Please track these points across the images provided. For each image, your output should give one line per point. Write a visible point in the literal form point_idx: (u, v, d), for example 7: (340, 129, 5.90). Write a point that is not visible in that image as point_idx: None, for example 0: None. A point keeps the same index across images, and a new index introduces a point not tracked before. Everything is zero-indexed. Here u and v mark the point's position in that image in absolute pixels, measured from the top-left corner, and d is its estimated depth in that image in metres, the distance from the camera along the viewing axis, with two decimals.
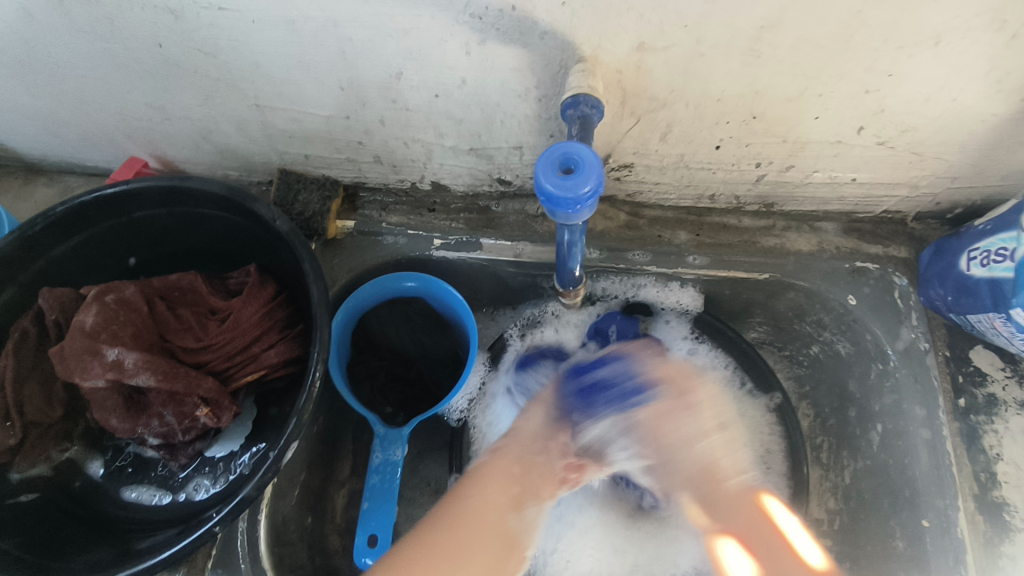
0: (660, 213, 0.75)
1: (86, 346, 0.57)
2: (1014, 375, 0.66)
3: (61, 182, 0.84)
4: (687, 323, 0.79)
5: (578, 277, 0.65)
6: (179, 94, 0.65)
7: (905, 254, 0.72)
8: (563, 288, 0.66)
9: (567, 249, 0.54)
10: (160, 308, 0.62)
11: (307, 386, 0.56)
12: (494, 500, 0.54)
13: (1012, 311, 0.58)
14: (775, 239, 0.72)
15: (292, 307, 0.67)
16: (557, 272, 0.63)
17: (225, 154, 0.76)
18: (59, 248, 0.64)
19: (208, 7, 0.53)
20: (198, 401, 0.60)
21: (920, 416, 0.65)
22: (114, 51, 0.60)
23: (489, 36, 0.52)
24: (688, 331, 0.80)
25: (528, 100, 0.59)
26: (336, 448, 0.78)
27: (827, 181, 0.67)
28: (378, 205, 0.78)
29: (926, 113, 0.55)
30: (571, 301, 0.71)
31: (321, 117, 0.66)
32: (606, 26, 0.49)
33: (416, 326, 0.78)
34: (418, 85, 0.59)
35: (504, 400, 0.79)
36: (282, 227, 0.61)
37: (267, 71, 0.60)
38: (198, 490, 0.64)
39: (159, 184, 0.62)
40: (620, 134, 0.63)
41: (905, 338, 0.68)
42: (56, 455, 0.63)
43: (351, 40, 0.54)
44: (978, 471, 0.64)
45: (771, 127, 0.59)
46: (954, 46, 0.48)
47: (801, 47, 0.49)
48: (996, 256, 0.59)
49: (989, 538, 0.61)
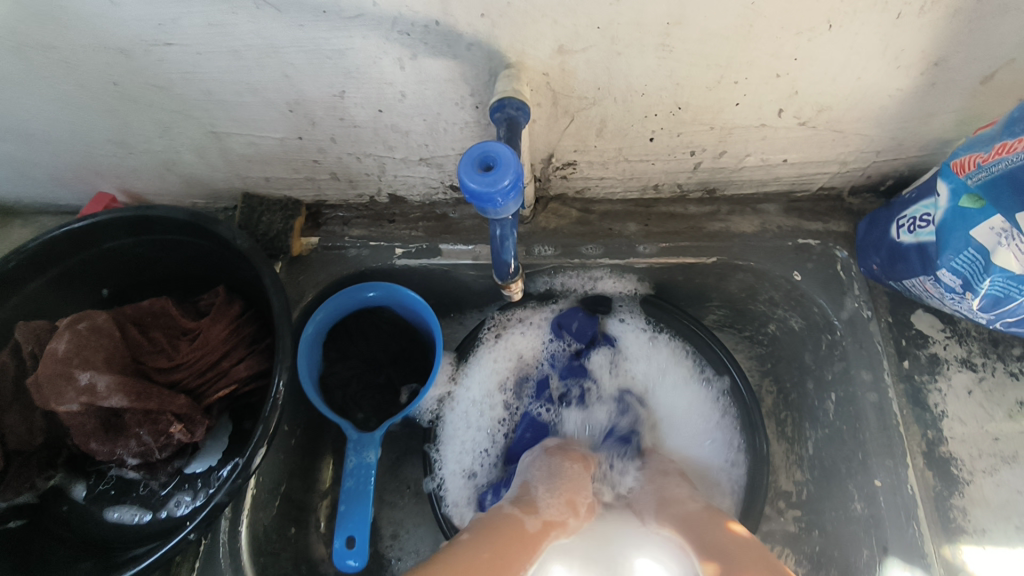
0: (610, 207, 0.78)
1: (59, 371, 0.60)
2: (954, 335, 0.69)
3: (36, 222, 0.87)
4: (641, 317, 0.83)
5: (516, 269, 0.66)
6: (138, 128, 0.68)
7: (844, 228, 0.75)
8: (502, 281, 0.67)
9: (500, 242, 0.56)
10: (133, 332, 0.65)
11: (271, 396, 0.58)
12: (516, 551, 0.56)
13: (939, 273, 0.61)
14: (720, 223, 0.75)
15: (258, 323, 0.70)
16: (494, 266, 0.63)
17: (190, 183, 0.79)
18: (33, 283, 0.66)
19: (156, 44, 0.56)
20: (172, 418, 0.63)
21: (867, 379, 0.68)
22: (71, 93, 0.63)
23: (419, 50, 0.55)
24: (644, 324, 0.84)
25: (466, 108, 0.63)
26: (316, 457, 0.80)
27: (761, 163, 0.70)
28: (340, 220, 0.81)
29: (837, 92, 0.59)
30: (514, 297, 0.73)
31: (275, 140, 0.69)
32: (525, 33, 0.53)
33: (386, 333, 0.81)
34: (361, 102, 0.63)
35: (473, 407, 0.82)
36: (243, 246, 0.64)
37: (219, 98, 0.63)
38: (179, 506, 0.66)
39: (124, 214, 0.65)
40: (558, 134, 0.66)
41: (849, 307, 0.71)
42: (42, 482, 0.66)
43: (291, 64, 0.58)
44: (926, 429, 0.66)
45: (698, 116, 0.63)
46: (848, 28, 0.51)
47: (708, 39, 0.53)
48: (920, 221, 0.62)
49: (939, 492, 0.64)
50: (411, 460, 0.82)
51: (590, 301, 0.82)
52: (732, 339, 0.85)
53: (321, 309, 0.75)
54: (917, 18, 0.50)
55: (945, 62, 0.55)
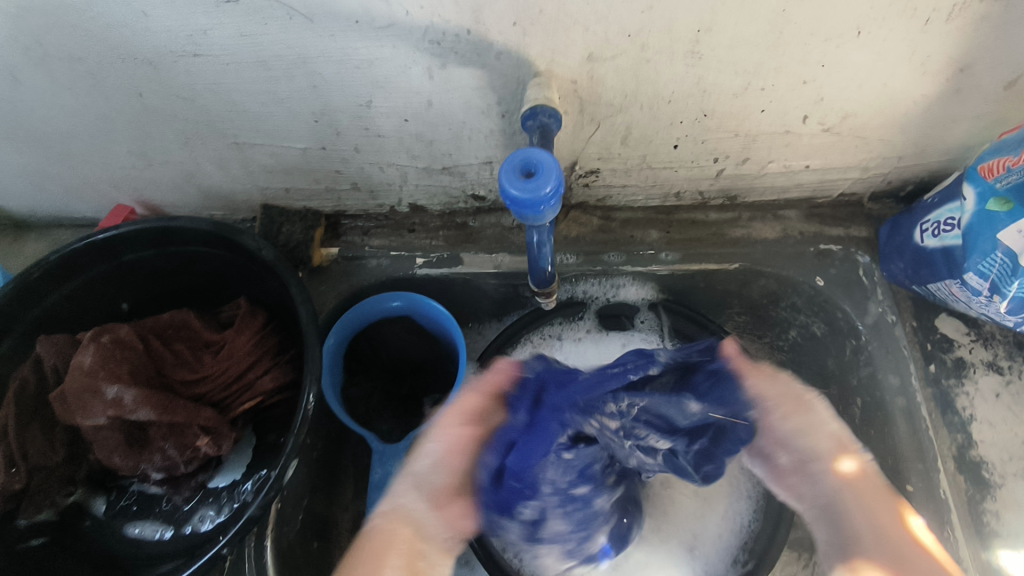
0: (631, 215, 0.78)
1: (86, 385, 0.59)
2: (979, 338, 0.70)
3: (50, 235, 0.86)
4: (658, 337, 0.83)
5: (552, 274, 0.65)
6: (160, 140, 0.68)
7: (864, 233, 0.75)
8: (539, 286, 0.67)
9: (537, 248, 0.56)
10: (155, 345, 0.64)
11: (302, 408, 0.58)
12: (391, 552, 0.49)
13: (965, 276, 0.61)
14: (741, 229, 0.76)
15: (283, 334, 0.69)
16: (529, 271, 0.63)
17: (209, 194, 0.79)
18: (53, 296, 0.65)
19: (184, 54, 0.56)
20: (198, 430, 0.62)
21: (895, 384, 0.68)
22: (94, 104, 0.63)
23: (449, 59, 0.56)
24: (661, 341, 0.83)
25: (492, 116, 0.63)
26: (338, 469, 0.79)
27: (783, 170, 0.71)
28: (359, 231, 0.81)
29: (862, 98, 0.59)
30: (548, 301, 0.73)
31: (298, 150, 0.69)
32: (556, 41, 0.53)
33: (407, 344, 0.80)
34: (387, 111, 0.63)
35: None
36: (268, 256, 0.63)
37: (243, 108, 0.63)
38: (203, 521, 0.65)
39: (145, 226, 0.65)
40: (583, 141, 0.66)
41: (872, 312, 0.71)
42: (61, 499, 0.64)
43: (320, 74, 0.58)
44: (955, 433, 0.66)
45: (723, 123, 0.63)
46: (876, 34, 0.52)
47: (737, 47, 0.53)
48: (945, 226, 0.63)
49: (971, 495, 0.64)
50: None
51: (611, 310, 0.81)
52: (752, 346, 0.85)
53: (348, 315, 0.73)
54: (944, 25, 0.51)
55: (971, 67, 0.56)
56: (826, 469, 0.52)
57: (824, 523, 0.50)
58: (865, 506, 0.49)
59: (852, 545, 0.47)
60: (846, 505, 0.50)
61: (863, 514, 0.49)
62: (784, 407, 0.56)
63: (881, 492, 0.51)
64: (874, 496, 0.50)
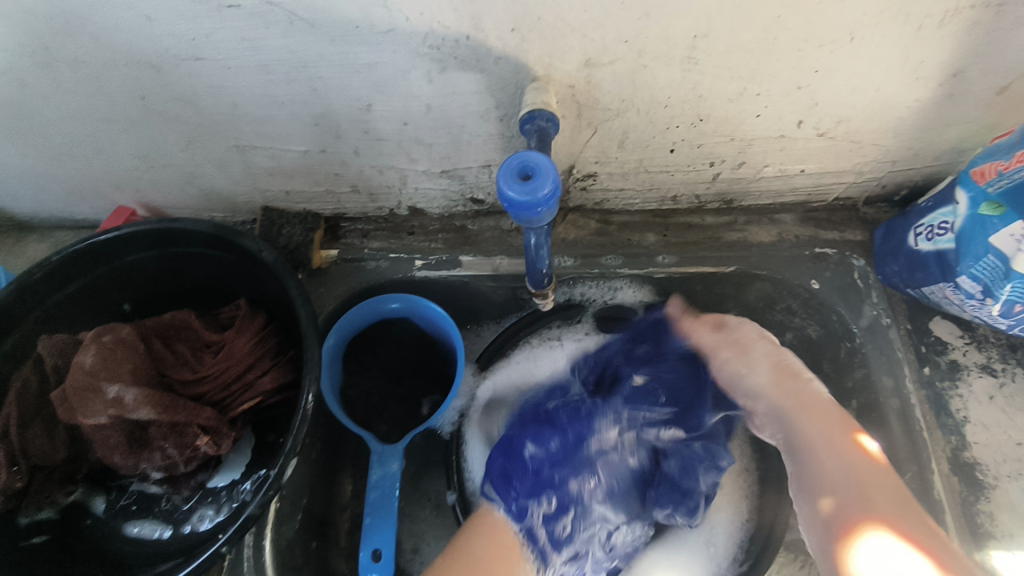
0: (628, 218, 0.79)
1: (87, 384, 0.59)
2: (973, 341, 0.70)
3: (52, 237, 0.87)
4: None
5: (548, 276, 0.66)
6: (163, 143, 0.69)
7: (859, 237, 0.76)
8: (536, 289, 0.68)
9: (535, 250, 0.57)
10: (156, 346, 0.65)
11: (301, 407, 0.58)
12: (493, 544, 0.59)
13: (959, 280, 0.62)
14: (737, 233, 0.77)
15: (283, 334, 0.70)
16: (527, 274, 0.64)
17: (210, 197, 0.79)
18: (55, 297, 0.66)
19: (187, 59, 0.57)
20: (198, 430, 0.62)
21: (889, 386, 0.69)
22: (97, 107, 0.64)
23: (448, 64, 0.56)
24: None
25: (491, 120, 0.64)
26: (337, 469, 0.80)
27: (778, 174, 0.71)
28: (359, 233, 0.82)
29: (855, 103, 0.60)
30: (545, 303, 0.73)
31: (298, 154, 0.70)
32: (554, 47, 0.54)
33: (406, 347, 0.81)
34: (387, 115, 0.63)
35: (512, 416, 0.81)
36: (268, 258, 0.64)
37: (244, 112, 0.64)
38: (202, 521, 0.66)
39: (146, 227, 0.65)
40: (581, 145, 0.67)
41: (867, 315, 0.72)
42: (62, 498, 0.65)
43: (321, 78, 0.59)
44: (949, 435, 0.67)
45: (718, 127, 0.64)
46: (869, 41, 0.53)
47: (733, 52, 0.54)
48: (939, 229, 0.63)
49: (965, 497, 0.64)
50: (432, 473, 0.82)
51: (609, 312, 0.82)
52: None
53: (346, 317, 0.74)
54: (936, 31, 0.52)
55: (963, 73, 0.56)
56: (756, 381, 0.61)
57: (781, 440, 0.58)
58: (812, 427, 0.56)
59: (819, 490, 0.52)
60: (804, 440, 0.56)
61: (801, 430, 0.56)
62: (719, 352, 0.65)
63: (835, 423, 0.55)
64: (808, 407, 0.57)
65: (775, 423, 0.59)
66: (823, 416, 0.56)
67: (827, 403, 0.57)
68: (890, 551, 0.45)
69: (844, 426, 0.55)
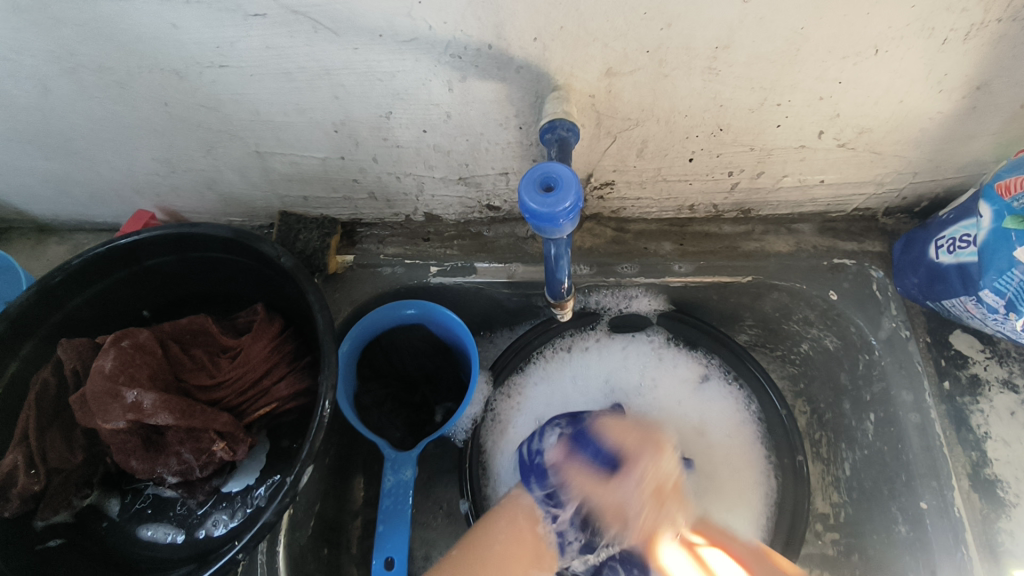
0: (645, 227, 0.79)
1: (106, 389, 0.59)
2: (994, 355, 0.69)
3: (71, 239, 0.88)
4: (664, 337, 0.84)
5: (569, 287, 0.66)
6: (183, 148, 0.69)
7: (879, 248, 0.75)
8: (554, 301, 0.67)
9: (555, 261, 0.57)
10: (174, 351, 0.66)
11: (318, 414, 0.58)
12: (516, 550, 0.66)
13: (981, 293, 0.61)
14: (755, 243, 0.76)
15: (299, 340, 0.70)
16: (547, 284, 0.63)
17: (229, 202, 0.80)
18: (75, 299, 0.67)
19: (211, 66, 0.57)
20: (215, 436, 0.62)
21: (908, 401, 0.68)
22: (121, 112, 0.64)
23: (469, 72, 0.56)
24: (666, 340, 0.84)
25: (510, 128, 0.63)
26: (349, 475, 0.80)
27: (797, 185, 0.71)
28: (375, 238, 0.82)
29: (878, 114, 0.60)
30: (564, 313, 0.72)
31: (317, 160, 0.70)
32: (575, 56, 0.54)
33: (421, 353, 0.81)
34: (407, 123, 0.64)
35: (525, 420, 0.82)
36: (287, 264, 0.64)
37: (265, 119, 0.64)
38: (216, 526, 0.66)
39: (168, 231, 0.66)
40: (599, 154, 0.67)
41: (886, 327, 0.71)
42: (78, 501, 0.65)
43: (342, 85, 0.59)
44: (970, 451, 0.66)
45: (738, 137, 0.63)
46: (893, 53, 0.53)
47: (755, 63, 0.54)
48: (961, 242, 0.63)
49: (986, 515, 0.63)
50: (444, 480, 0.82)
51: (623, 321, 0.83)
52: (764, 359, 0.86)
53: (359, 326, 0.74)
54: (961, 44, 0.52)
55: (988, 86, 0.56)
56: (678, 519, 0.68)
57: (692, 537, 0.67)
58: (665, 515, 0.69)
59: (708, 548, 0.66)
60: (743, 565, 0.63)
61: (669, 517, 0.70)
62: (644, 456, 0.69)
63: (697, 522, 0.68)
64: (664, 495, 0.68)
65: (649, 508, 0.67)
66: (709, 528, 0.68)
67: (673, 484, 0.69)
68: (713, 557, 0.63)
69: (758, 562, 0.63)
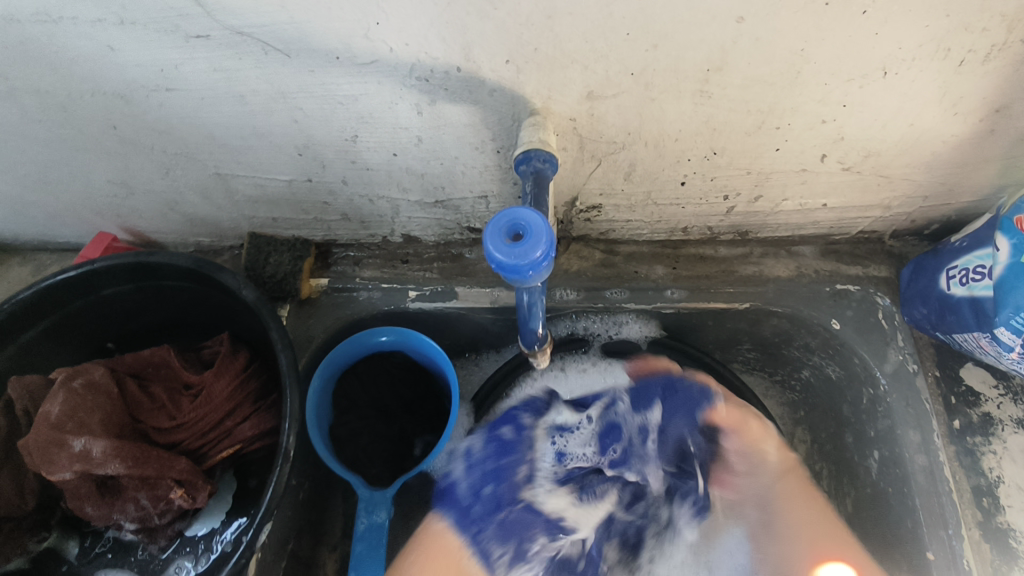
0: (636, 249, 0.74)
1: (52, 438, 0.55)
2: (1008, 392, 0.65)
3: (34, 260, 0.83)
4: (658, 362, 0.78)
5: (544, 334, 0.61)
6: (140, 171, 0.65)
7: (885, 273, 0.71)
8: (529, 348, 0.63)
9: (528, 309, 0.53)
10: (132, 388, 0.62)
11: (281, 459, 0.56)
12: None
13: (996, 331, 0.56)
14: (753, 266, 0.72)
15: (266, 375, 0.66)
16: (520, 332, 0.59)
17: (194, 222, 0.75)
18: (28, 332, 0.63)
19: (158, 89, 0.53)
20: (172, 483, 0.58)
21: (916, 441, 0.63)
22: (69, 135, 0.60)
23: (438, 96, 0.52)
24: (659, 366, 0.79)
25: (486, 152, 0.59)
26: (326, 509, 0.77)
27: (798, 208, 0.66)
28: (351, 260, 0.77)
29: (886, 137, 0.55)
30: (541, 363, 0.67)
31: (284, 182, 0.66)
32: (553, 79, 0.49)
33: (400, 382, 0.77)
34: (375, 146, 0.59)
35: None
36: (248, 296, 0.60)
37: (224, 142, 0.60)
38: (179, 572, 0.62)
39: (123, 261, 0.61)
40: (584, 177, 0.62)
41: (892, 360, 0.66)
42: (34, 546, 0.62)
43: (302, 108, 0.54)
44: (980, 496, 0.62)
45: (734, 161, 0.59)
46: (903, 75, 0.48)
47: (751, 86, 0.49)
48: (974, 274, 0.58)
49: (997, 567, 0.59)
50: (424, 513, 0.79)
51: (616, 348, 0.77)
52: (762, 385, 0.81)
53: (334, 352, 0.70)
54: (979, 66, 0.47)
55: (1008, 108, 0.51)
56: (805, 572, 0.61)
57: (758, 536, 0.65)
58: (802, 527, 0.63)
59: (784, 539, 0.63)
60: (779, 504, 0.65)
61: (787, 541, 0.63)
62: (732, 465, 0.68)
63: (801, 490, 0.66)
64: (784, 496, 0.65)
65: (755, 510, 0.66)
66: (800, 502, 0.65)
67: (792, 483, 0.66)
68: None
69: (824, 520, 0.63)
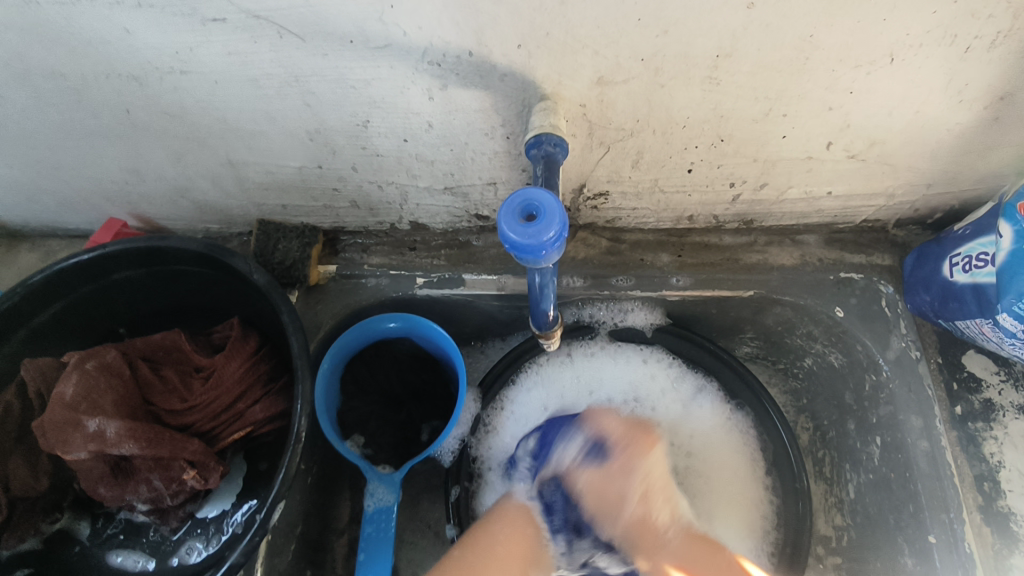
0: (641, 237, 0.74)
1: (66, 418, 0.56)
2: (1010, 379, 0.66)
3: (44, 247, 0.84)
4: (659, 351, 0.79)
5: (555, 316, 0.62)
6: (151, 156, 0.65)
7: (888, 262, 0.71)
8: (540, 330, 0.63)
9: (540, 289, 0.53)
10: (144, 371, 0.63)
11: (293, 440, 0.57)
12: (515, 547, 0.61)
13: (998, 317, 0.57)
14: (757, 255, 0.72)
15: (276, 359, 0.66)
16: (532, 313, 0.59)
17: (204, 209, 0.76)
18: (41, 315, 0.63)
19: (171, 72, 0.53)
20: (185, 464, 0.59)
21: (918, 426, 0.64)
22: (82, 120, 0.60)
23: (449, 81, 0.52)
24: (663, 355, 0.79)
25: (496, 138, 0.59)
26: (333, 493, 0.77)
27: (803, 196, 0.67)
28: (359, 247, 0.78)
29: (891, 125, 0.55)
30: (552, 345, 0.67)
31: (294, 169, 0.66)
32: (564, 64, 0.50)
33: (407, 368, 0.78)
34: (386, 131, 0.59)
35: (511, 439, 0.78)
36: (260, 280, 0.61)
37: (236, 127, 0.60)
38: (191, 553, 0.63)
39: (135, 245, 0.62)
40: (592, 164, 0.63)
41: (895, 347, 0.67)
42: (47, 526, 0.62)
43: (314, 93, 0.55)
44: (982, 481, 0.63)
45: (740, 148, 0.59)
46: (910, 62, 0.49)
47: (759, 72, 0.50)
48: (978, 261, 0.59)
49: (998, 550, 0.60)
50: (430, 499, 0.79)
51: (622, 335, 0.78)
52: (765, 373, 0.82)
53: (344, 337, 0.71)
54: (984, 53, 0.48)
55: (1012, 96, 0.52)
56: None
57: None
58: (673, 566, 0.59)
59: None
60: (654, 553, 0.61)
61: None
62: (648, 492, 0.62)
63: (687, 542, 0.61)
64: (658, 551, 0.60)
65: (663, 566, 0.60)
66: (695, 549, 0.60)
67: (677, 540, 0.61)
68: None
69: (712, 560, 0.59)
